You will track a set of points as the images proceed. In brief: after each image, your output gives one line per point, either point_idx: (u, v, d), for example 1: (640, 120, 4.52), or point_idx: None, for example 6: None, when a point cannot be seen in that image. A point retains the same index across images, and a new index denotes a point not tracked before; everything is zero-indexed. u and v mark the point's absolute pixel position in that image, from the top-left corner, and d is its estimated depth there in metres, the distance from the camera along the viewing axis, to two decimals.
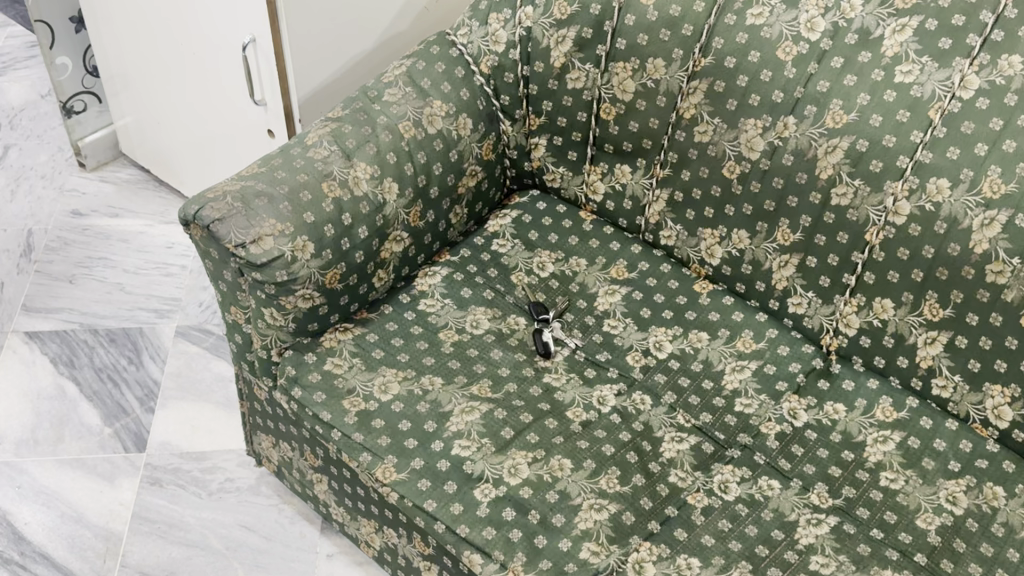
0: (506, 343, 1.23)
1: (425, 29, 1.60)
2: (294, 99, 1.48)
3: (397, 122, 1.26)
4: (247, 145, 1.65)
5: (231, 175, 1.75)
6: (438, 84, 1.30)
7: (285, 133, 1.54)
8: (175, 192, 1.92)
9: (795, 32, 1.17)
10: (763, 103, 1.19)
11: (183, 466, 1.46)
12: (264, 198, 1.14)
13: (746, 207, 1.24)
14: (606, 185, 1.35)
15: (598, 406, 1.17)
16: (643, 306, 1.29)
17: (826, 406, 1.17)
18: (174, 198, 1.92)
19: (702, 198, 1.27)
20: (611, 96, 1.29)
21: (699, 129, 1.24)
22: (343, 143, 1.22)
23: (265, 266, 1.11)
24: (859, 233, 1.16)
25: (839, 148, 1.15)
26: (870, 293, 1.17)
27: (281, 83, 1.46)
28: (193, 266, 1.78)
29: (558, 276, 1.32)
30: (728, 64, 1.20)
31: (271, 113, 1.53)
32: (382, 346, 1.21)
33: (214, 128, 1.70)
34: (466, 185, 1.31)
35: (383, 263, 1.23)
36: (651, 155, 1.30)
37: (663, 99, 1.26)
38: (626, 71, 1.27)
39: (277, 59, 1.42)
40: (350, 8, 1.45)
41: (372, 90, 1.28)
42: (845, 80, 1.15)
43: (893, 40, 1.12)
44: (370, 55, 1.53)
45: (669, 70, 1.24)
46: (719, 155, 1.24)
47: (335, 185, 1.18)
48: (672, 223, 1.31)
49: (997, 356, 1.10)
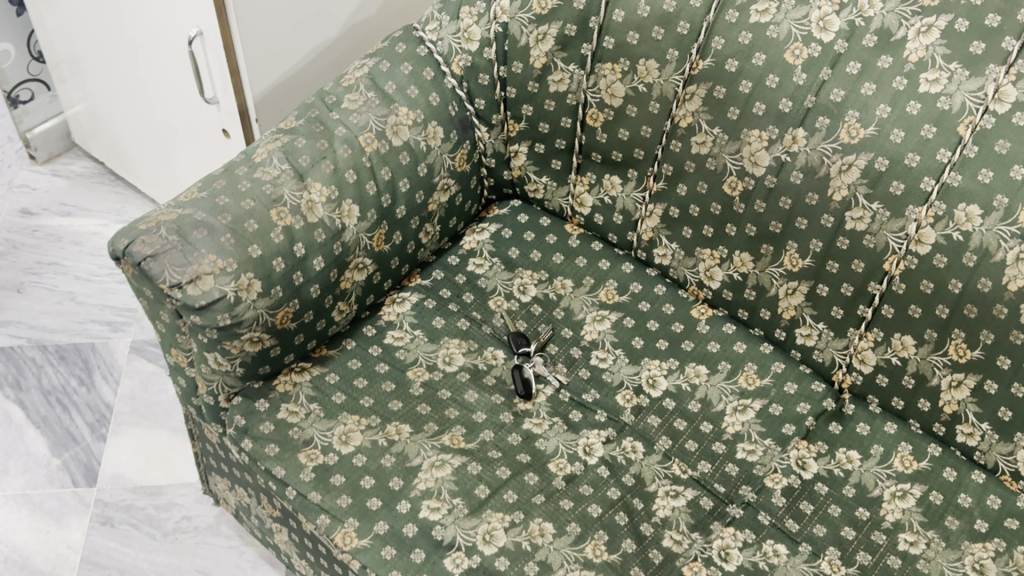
0: (481, 383, 1.11)
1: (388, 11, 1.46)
2: (248, 97, 1.34)
3: (357, 133, 1.12)
4: (202, 143, 1.51)
5: (188, 172, 1.61)
6: (403, 88, 1.15)
7: (240, 133, 1.40)
8: (132, 186, 1.78)
9: (805, 33, 1.03)
10: (769, 112, 1.06)
11: (136, 503, 1.34)
12: (203, 229, 1.01)
13: (749, 228, 1.10)
14: (594, 197, 1.21)
15: (584, 457, 1.05)
16: (635, 335, 1.16)
17: (838, 453, 1.05)
18: (131, 193, 1.78)
19: (700, 215, 1.14)
20: (597, 100, 1.15)
21: (697, 140, 1.11)
22: (296, 161, 1.08)
23: (204, 309, 0.98)
24: (877, 262, 1.03)
25: (855, 166, 1.01)
26: (888, 328, 1.04)
27: (233, 81, 1.32)
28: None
29: (541, 302, 1.19)
30: (729, 68, 1.06)
31: (224, 112, 1.38)
32: (344, 389, 1.09)
33: (167, 123, 1.55)
34: (437, 201, 1.18)
35: (343, 294, 1.10)
36: (643, 167, 1.16)
37: (656, 105, 1.12)
38: (614, 73, 1.12)
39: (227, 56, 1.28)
40: None
41: (330, 96, 1.15)
42: (862, 88, 1.01)
43: (918, 43, 0.98)
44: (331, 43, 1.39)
45: (662, 73, 1.10)
46: (719, 169, 1.10)
47: (286, 212, 1.04)
48: (668, 240, 1.18)
49: None
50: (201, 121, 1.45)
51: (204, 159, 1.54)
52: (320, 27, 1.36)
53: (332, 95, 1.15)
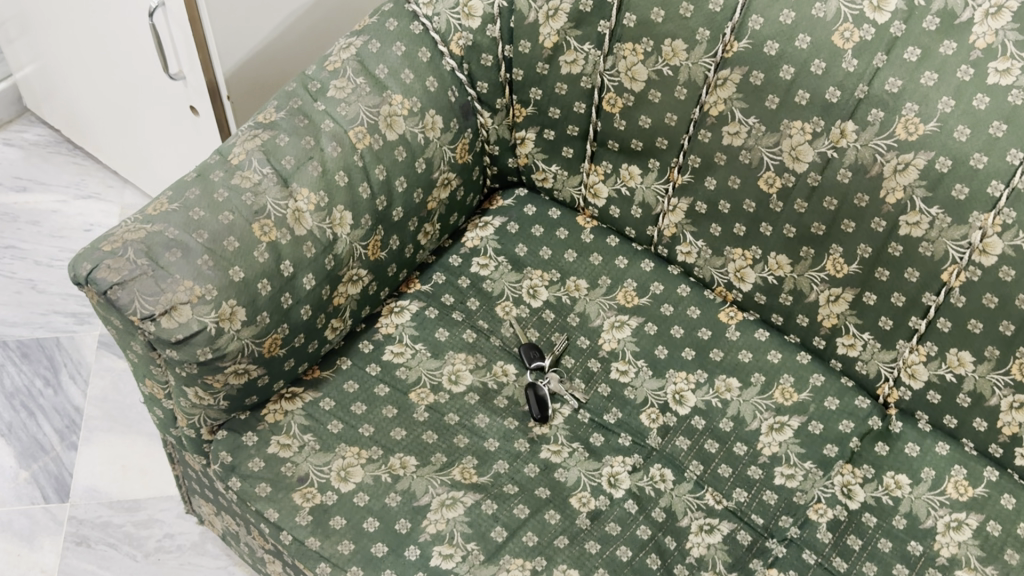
0: (492, 405, 1.00)
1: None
2: (219, 73, 1.20)
3: (347, 127, 0.99)
4: (168, 118, 1.37)
5: (152, 146, 1.47)
6: (397, 72, 1.02)
7: (209, 111, 1.25)
8: (90, 157, 1.64)
9: (856, 13, 0.90)
10: (813, 102, 0.93)
11: (113, 520, 1.24)
12: (176, 250, 0.88)
13: (787, 229, 0.99)
14: (610, 187, 1.10)
15: (610, 489, 0.95)
16: (658, 343, 1.06)
17: (886, 479, 0.97)
18: (90, 163, 1.64)
19: (730, 212, 1.03)
20: (616, 84, 1.02)
21: (729, 130, 0.99)
22: (279, 164, 0.96)
23: (182, 343, 0.87)
24: (934, 272, 0.92)
25: (912, 166, 0.90)
26: (943, 343, 0.95)
27: (201, 56, 1.17)
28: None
29: (554, 306, 1.08)
30: (768, 51, 0.94)
31: (191, 88, 1.24)
32: (340, 416, 0.98)
33: (126, 94, 1.40)
34: (437, 198, 1.06)
35: (336, 311, 0.98)
36: (666, 157, 1.04)
37: (683, 91, 0.99)
38: (636, 54, 0.99)
39: (193, 31, 1.13)
40: None
41: (314, 83, 1.01)
42: (921, 78, 0.88)
43: (986, 27, 0.85)
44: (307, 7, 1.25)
45: (691, 55, 0.97)
46: (754, 163, 0.99)
47: (270, 225, 0.92)
48: (692, 237, 1.07)
49: None
50: (166, 95, 1.31)
51: (172, 135, 1.40)
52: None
53: (315, 81, 1.02)
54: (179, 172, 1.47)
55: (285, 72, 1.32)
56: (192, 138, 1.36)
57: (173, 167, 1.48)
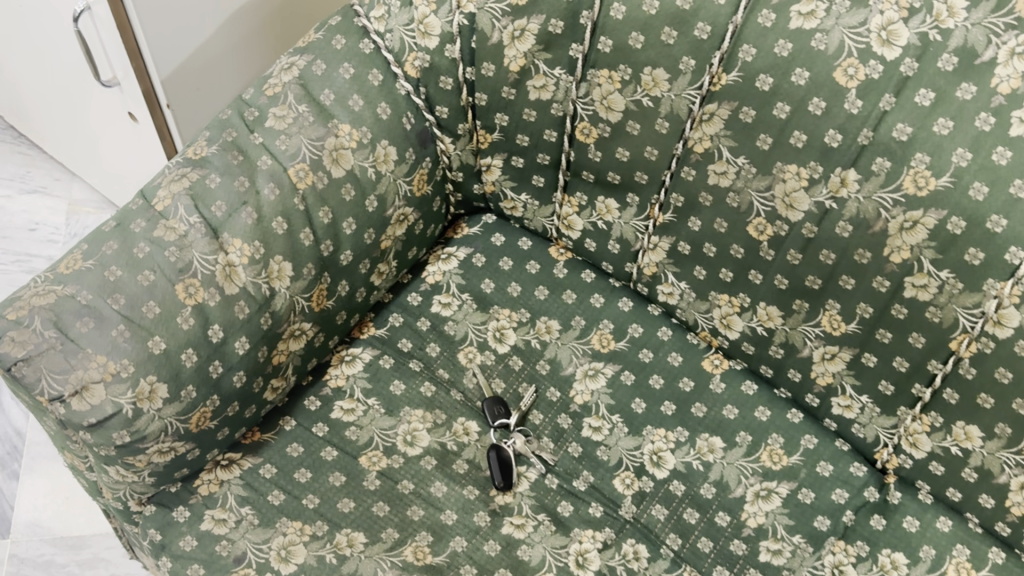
0: (450, 471, 0.91)
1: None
2: (155, 80, 1.08)
3: (286, 164, 0.88)
4: (107, 119, 1.25)
5: (95, 144, 1.36)
6: (344, 98, 0.90)
7: (148, 118, 1.14)
8: (36, 146, 1.53)
9: (862, 46, 0.77)
10: (811, 146, 0.82)
11: (56, 559, 1.17)
12: (88, 319, 0.78)
13: (779, 280, 0.89)
14: (585, 220, 0.99)
15: (578, 570, 0.87)
16: (636, 395, 0.96)
17: (881, 557, 0.88)
18: (37, 153, 1.53)
19: (716, 257, 0.92)
20: (590, 113, 0.91)
21: (715, 169, 0.88)
22: (207, 211, 0.85)
23: (96, 426, 0.77)
24: (941, 339, 0.82)
25: (920, 225, 0.79)
26: (950, 414, 0.85)
27: (134, 63, 1.06)
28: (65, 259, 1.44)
29: (521, 352, 0.98)
30: (761, 86, 0.82)
31: (127, 94, 1.12)
32: (283, 485, 0.89)
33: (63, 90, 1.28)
34: (392, 236, 0.95)
35: (278, 370, 0.89)
36: (647, 193, 0.93)
37: (664, 124, 0.88)
38: (612, 82, 0.88)
39: (123, 39, 1.02)
40: None
41: (251, 111, 0.90)
42: (934, 126, 0.76)
43: (1011, 69, 0.73)
44: None
45: (674, 86, 0.86)
46: (743, 207, 0.88)
47: (197, 285, 0.82)
48: (675, 278, 0.96)
49: None
50: (101, 99, 1.19)
51: (113, 136, 1.29)
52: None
53: (251, 109, 0.90)
54: (124, 172, 1.36)
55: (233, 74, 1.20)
56: (133, 142, 1.25)
57: (117, 166, 1.37)
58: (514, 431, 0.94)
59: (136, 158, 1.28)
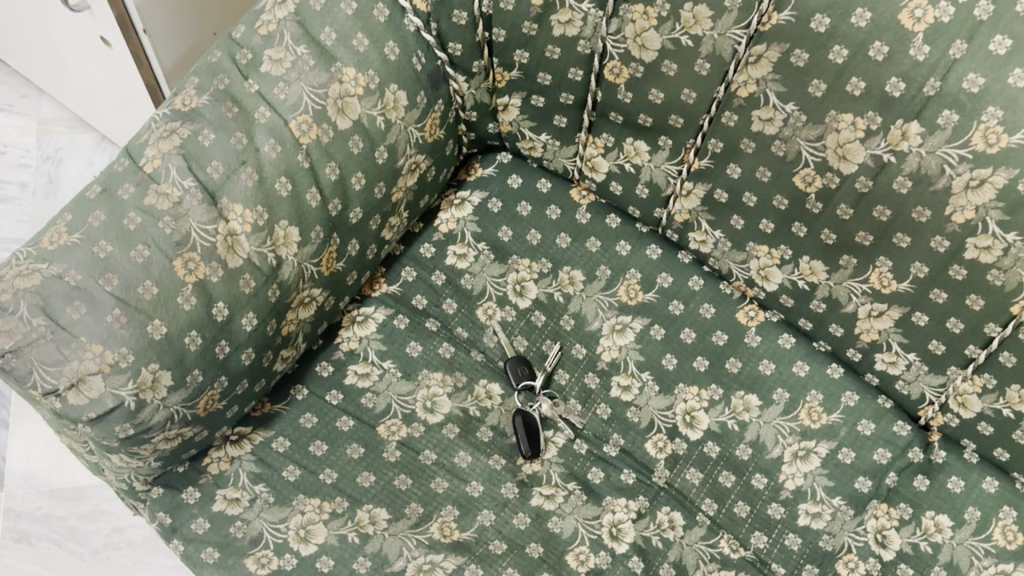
0: (474, 440, 0.87)
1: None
2: (129, 5, 0.98)
3: (287, 117, 0.79)
4: (74, 41, 1.14)
5: (63, 64, 1.25)
6: (346, 37, 0.81)
7: (124, 45, 1.04)
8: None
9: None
10: (869, 94, 0.74)
11: (55, 512, 1.13)
12: (80, 304, 0.71)
13: (825, 234, 0.83)
14: (611, 162, 0.91)
15: (612, 542, 0.83)
16: (666, 350, 0.91)
17: (925, 521, 0.85)
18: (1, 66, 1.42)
19: (757, 207, 0.85)
20: (621, 52, 0.82)
21: (760, 115, 0.80)
22: (203, 173, 0.76)
23: (97, 420, 0.72)
24: (1002, 303, 0.77)
25: (988, 184, 0.72)
26: (1005, 377, 0.80)
27: None
28: (38, 185, 1.34)
29: (543, 307, 0.92)
30: (816, 28, 0.74)
31: (98, 19, 1.01)
32: (297, 460, 0.84)
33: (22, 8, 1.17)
34: (403, 187, 0.88)
35: (288, 340, 0.82)
36: (681, 137, 0.85)
37: (704, 66, 0.79)
38: (647, 18, 0.79)
39: None
40: None
41: (246, 53, 0.79)
42: (1010, 78, 0.69)
43: None
44: None
45: (717, 25, 0.77)
46: (790, 157, 0.80)
47: (197, 260, 0.74)
48: (709, 226, 0.90)
49: None
50: (68, 20, 1.08)
51: (82, 58, 1.18)
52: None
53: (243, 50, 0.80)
54: (97, 94, 1.26)
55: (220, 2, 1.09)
56: (105, 65, 1.15)
57: (89, 88, 1.26)
58: (538, 394, 0.88)
59: (110, 82, 1.17)
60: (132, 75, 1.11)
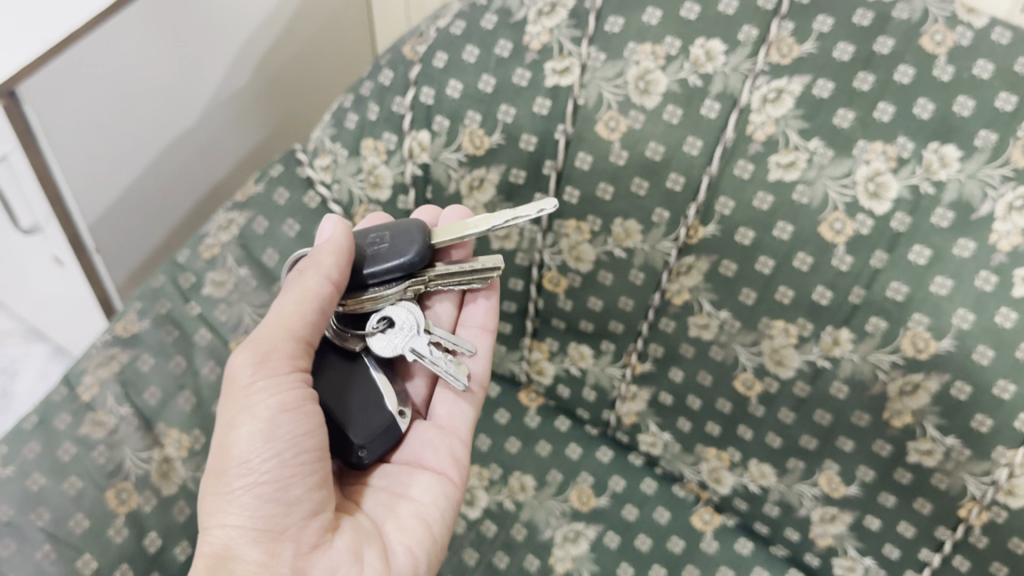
0: None
1: (294, 44, 1.17)
2: (101, 261, 1.02)
3: (228, 337, 0.82)
4: (41, 282, 1.16)
5: (17, 298, 1.29)
6: (288, 258, 0.86)
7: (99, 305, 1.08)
8: None
9: (926, 75, 0.69)
10: (798, 302, 0.77)
11: None
12: (10, 541, 0.68)
13: (770, 436, 0.84)
14: (555, 366, 0.95)
15: None
16: (621, 559, 0.88)
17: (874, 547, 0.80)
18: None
19: (702, 410, 0.87)
20: (558, 262, 0.87)
21: (696, 322, 0.82)
22: (176, 282, 0.83)
23: None
24: (948, 507, 0.75)
25: (922, 389, 0.73)
26: (915, 560, 0.80)
27: (72, 240, 0.97)
28: None
29: (494, 517, 0.90)
30: (741, 240, 0.77)
31: (70, 273, 1.04)
32: None
33: None
34: None
35: None
36: (622, 342, 0.89)
37: (639, 275, 0.83)
38: (581, 233, 0.85)
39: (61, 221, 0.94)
40: (161, 124, 1.01)
41: (188, 276, 0.84)
42: (932, 284, 0.71)
43: (1010, 224, 0.67)
44: (201, 162, 1.12)
45: (648, 238, 0.81)
46: (727, 361, 0.82)
47: (130, 490, 0.73)
48: (657, 428, 0.91)
49: (918, 493, 0.77)
50: (32, 259, 1.09)
51: (49, 295, 1.20)
52: (204, 82, 1.04)
53: (226, 218, 0.86)
54: (57, 320, 1.27)
55: (211, 167, 1.14)
56: (69, 304, 1.18)
57: (50, 316, 1.28)
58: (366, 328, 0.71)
59: (70, 316, 1.21)
60: (101, 320, 1.15)
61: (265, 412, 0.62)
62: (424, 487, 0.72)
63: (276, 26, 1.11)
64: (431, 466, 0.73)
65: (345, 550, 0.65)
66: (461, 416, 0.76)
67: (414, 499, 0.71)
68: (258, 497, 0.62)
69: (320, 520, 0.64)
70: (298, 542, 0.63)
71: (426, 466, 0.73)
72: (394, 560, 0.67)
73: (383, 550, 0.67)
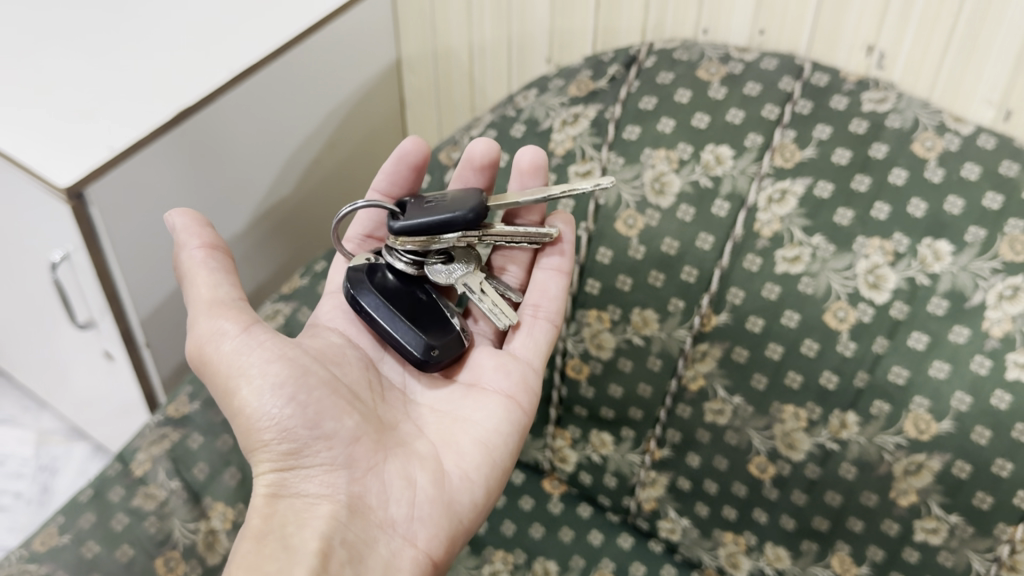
0: None
1: (335, 158, 1.26)
2: (148, 354, 1.07)
3: None
4: (92, 381, 1.23)
5: (67, 398, 1.35)
6: None
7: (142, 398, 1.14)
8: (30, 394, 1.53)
9: (917, 177, 0.78)
10: (807, 387, 0.82)
11: None
12: None
13: (785, 519, 0.87)
14: (579, 454, 0.99)
15: None
16: None
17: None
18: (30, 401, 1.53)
19: (719, 493, 0.90)
20: (581, 350, 0.93)
21: (711, 407, 0.87)
22: None
23: None
24: None
25: (925, 469, 0.77)
26: None
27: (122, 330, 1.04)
28: (32, 493, 1.41)
29: None
30: (752, 328, 0.83)
31: (120, 364, 1.10)
32: None
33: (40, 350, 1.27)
34: None
35: None
36: (642, 428, 0.93)
37: (657, 361, 0.89)
38: (602, 321, 0.91)
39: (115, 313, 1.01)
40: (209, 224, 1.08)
41: None
42: (930, 368, 0.76)
43: (1001, 311, 0.73)
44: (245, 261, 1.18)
45: (665, 326, 0.87)
46: (742, 446, 0.87)
47: (177, 558, 0.79)
48: (676, 513, 0.94)
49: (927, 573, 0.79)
50: (84, 355, 1.16)
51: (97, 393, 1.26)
52: (252, 188, 1.12)
53: (273, 308, 0.94)
54: (102, 418, 1.32)
55: (255, 270, 1.21)
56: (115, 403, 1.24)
57: (96, 415, 1.33)
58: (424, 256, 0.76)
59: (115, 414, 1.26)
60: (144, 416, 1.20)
61: (258, 365, 0.66)
62: (488, 413, 0.72)
63: (318, 142, 1.20)
64: (495, 388, 0.74)
65: (396, 472, 0.68)
66: (533, 348, 0.77)
67: (474, 423, 0.72)
68: (293, 438, 0.66)
69: (363, 445, 0.68)
70: (351, 467, 0.67)
71: (492, 389, 0.74)
72: (452, 481, 0.69)
73: (439, 471, 0.69)
